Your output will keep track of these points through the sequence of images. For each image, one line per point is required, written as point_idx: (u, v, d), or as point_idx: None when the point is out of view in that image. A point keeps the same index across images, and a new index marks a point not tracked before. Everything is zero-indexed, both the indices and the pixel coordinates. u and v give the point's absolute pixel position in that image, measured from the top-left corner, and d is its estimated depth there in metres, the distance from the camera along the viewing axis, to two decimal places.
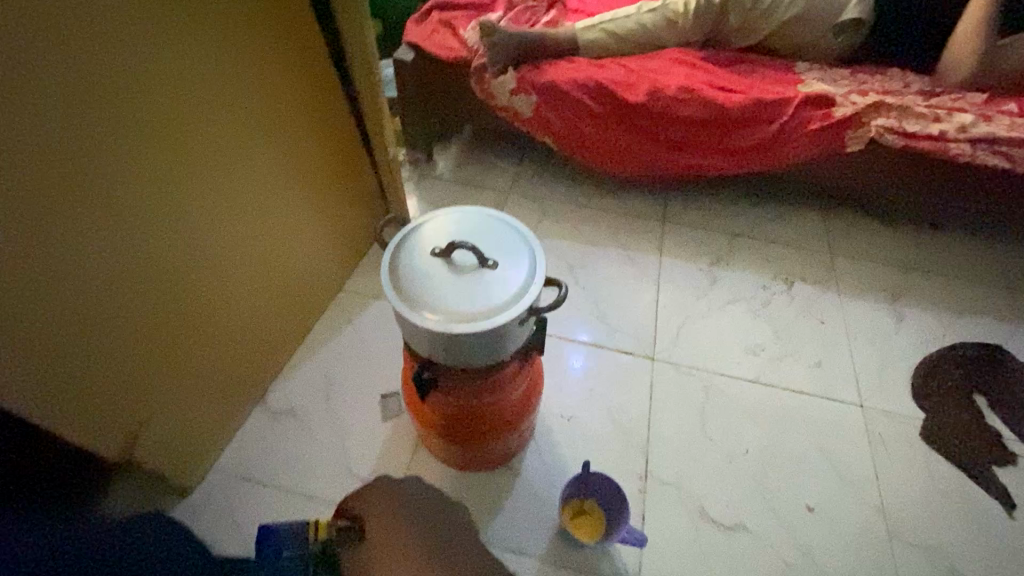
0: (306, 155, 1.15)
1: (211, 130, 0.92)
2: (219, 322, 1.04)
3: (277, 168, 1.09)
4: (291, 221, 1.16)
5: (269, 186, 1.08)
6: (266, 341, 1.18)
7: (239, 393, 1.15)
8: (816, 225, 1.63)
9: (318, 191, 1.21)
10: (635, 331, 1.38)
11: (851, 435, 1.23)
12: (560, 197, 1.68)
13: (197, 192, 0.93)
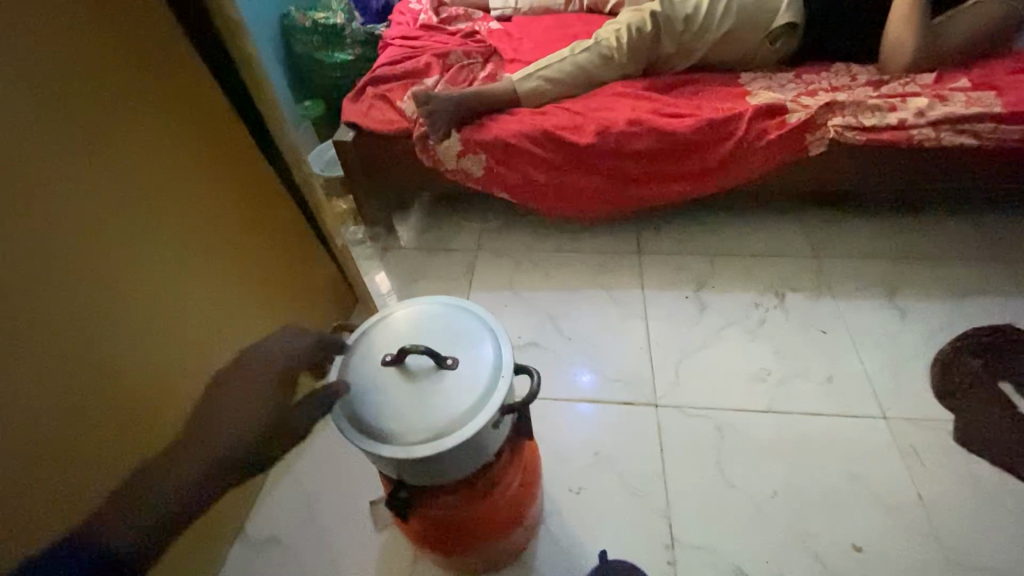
0: (260, 261, 1.07)
1: (139, 253, 0.81)
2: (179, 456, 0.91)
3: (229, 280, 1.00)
4: (246, 327, 1.05)
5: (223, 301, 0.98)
6: None
7: (213, 532, 1.03)
8: (794, 230, 1.57)
9: (277, 295, 1.12)
10: (633, 378, 1.29)
11: (882, 453, 1.14)
12: (530, 247, 1.62)
13: (131, 323, 0.80)
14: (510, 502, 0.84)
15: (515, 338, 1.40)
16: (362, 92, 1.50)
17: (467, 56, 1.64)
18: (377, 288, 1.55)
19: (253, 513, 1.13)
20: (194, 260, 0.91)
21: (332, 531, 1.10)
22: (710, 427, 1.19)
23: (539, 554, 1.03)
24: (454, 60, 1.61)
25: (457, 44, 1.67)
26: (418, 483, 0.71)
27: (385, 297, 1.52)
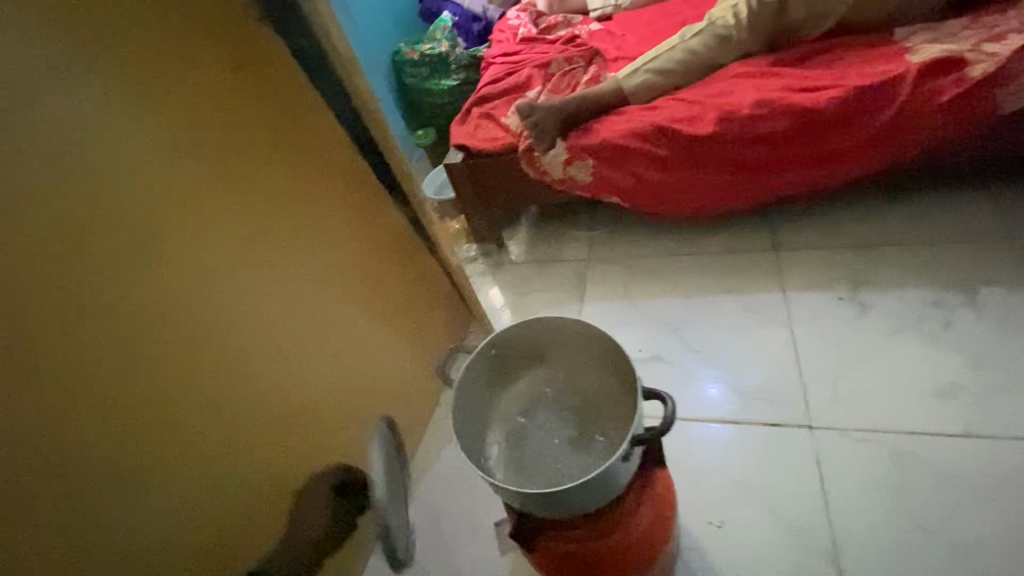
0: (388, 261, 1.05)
1: (265, 280, 0.82)
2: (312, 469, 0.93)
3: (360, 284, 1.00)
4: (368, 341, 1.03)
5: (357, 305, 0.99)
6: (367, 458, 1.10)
7: (355, 541, 1.09)
8: (983, 209, 1.28)
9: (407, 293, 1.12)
10: (776, 394, 1.13)
11: None
12: (647, 252, 1.52)
13: (266, 331, 0.83)
14: (643, 538, 0.76)
15: (636, 351, 1.31)
16: (468, 113, 1.53)
17: (568, 62, 1.60)
18: (492, 304, 1.55)
19: None
20: (318, 280, 0.91)
21: (461, 551, 1.10)
22: (883, 454, 0.99)
23: None
24: (555, 68, 1.59)
25: (557, 51, 1.63)
26: (543, 515, 0.66)
27: (500, 312, 1.53)
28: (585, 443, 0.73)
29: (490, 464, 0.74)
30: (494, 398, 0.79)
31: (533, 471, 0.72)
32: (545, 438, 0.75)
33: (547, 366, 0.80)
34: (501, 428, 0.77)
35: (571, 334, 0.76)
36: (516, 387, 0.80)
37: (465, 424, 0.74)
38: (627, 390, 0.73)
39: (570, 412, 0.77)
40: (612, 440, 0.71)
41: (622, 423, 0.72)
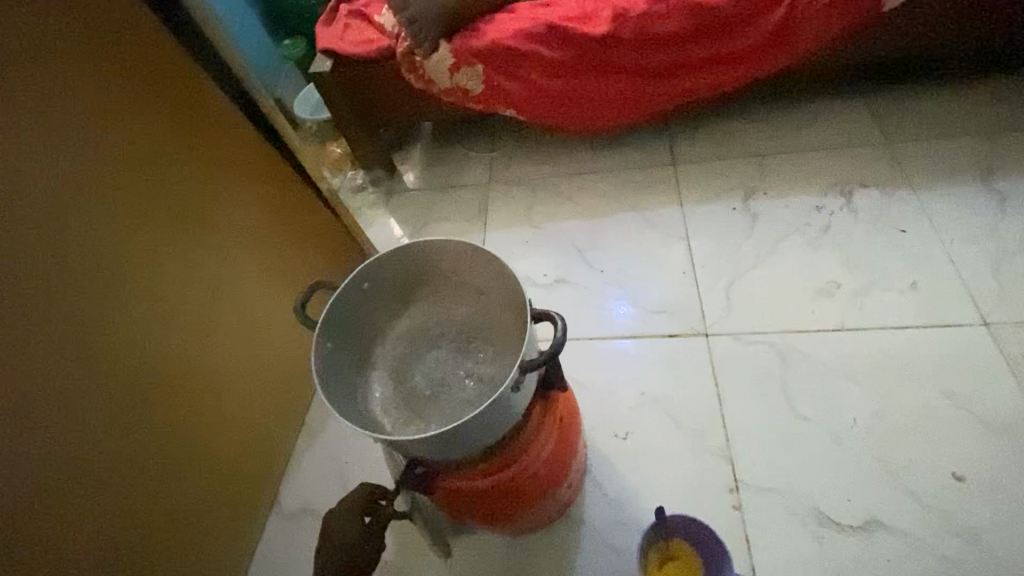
0: (242, 205, 0.94)
1: (74, 236, 0.69)
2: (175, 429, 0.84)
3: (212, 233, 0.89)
4: (226, 282, 0.92)
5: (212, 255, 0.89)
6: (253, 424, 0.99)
7: (247, 506, 0.98)
8: (860, 115, 1.32)
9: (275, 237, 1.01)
10: (676, 306, 1.14)
11: (985, 366, 0.96)
12: (549, 172, 1.44)
13: (92, 295, 0.72)
14: (547, 460, 0.72)
15: (541, 277, 1.26)
16: (335, 12, 1.30)
17: None
18: (387, 236, 1.42)
19: (283, 486, 1.07)
20: (155, 222, 0.79)
21: None
22: (770, 354, 1.04)
23: (587, 508, 0.94)
24: None
25: None
26: (433, 457, 0.61)
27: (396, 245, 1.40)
28: (476, 375, 0.65)
29: (375, 413, 0.65)
30: (373, 339, 0.69)
31: (423, 413, 0.64)
32: (434, 375, 0.67)
33: (430, 295, 0.70)
34: (385, 370, 0.68)
35: (448, 256, 0.66)
36: (397, 323, 0.70)
37: (336, 374, 0.64)
38: (514, 310, 0.65)
39: (458, 343, 0.68)
40: (502, 368, 0.64)
41: (514, 349, 0.65)
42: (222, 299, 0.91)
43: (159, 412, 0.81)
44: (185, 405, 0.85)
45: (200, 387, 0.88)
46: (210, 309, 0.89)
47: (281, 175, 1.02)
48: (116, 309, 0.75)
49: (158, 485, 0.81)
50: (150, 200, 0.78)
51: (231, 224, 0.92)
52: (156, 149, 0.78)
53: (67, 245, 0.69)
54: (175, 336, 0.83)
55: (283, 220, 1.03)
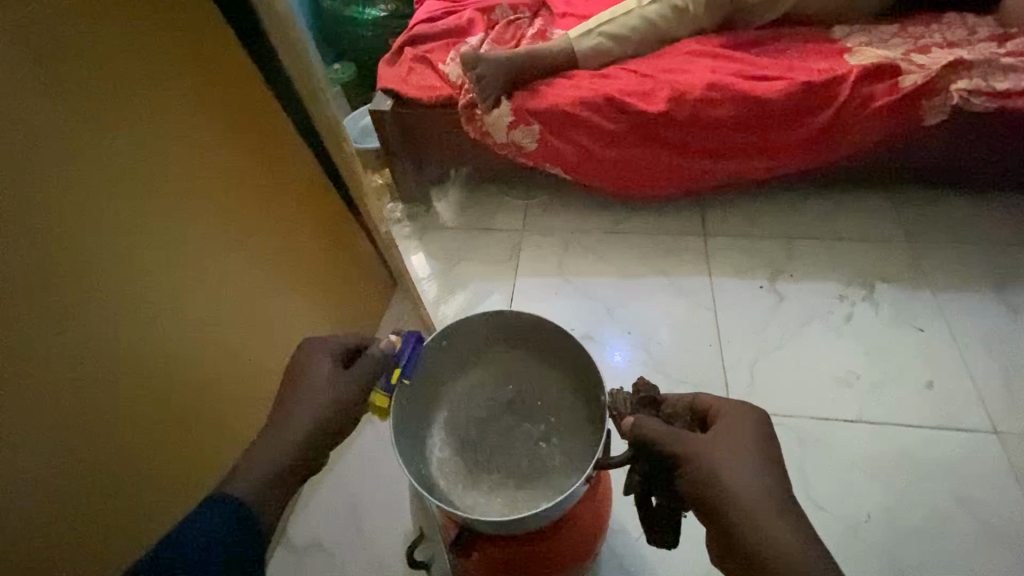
0: (291, 217, 0.94)
1: (148, 225, 0.68)
2: (175, 432, 0.78)
3: (260, 237, 0.88)
4: (272, 311, 0.93)
5: (255, 261, 0.88)
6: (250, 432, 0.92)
7: None
8: (883, 211, 1.39)
9: (316, 256, 1.02)
10: (699, 377, 1.18)
11: (993, 474, 1.00)
12: (582, 226, 1.48)
13: (150, 287, 0.70)
14: (583, 529, 0.74)
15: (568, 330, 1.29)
16: (400, 53, 1.35)
17: (513, 11, 1.45)
18: (417, 271, 1.44)
19: (292, 520, 1.06)
20: (216, 221, 0.79)
21: (381, 535, 1.04)
22: (790, 437, 1.07)
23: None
24: (500, 16, 1.43)
25: None
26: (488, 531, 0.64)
27: (425, 281, 1.42)
28: (539, 448, 0.69)
29: (437, 484, 0.67)
30: (428, 407, 0.72)
31: (487, 486, 0.67)
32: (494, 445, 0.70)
33: (483, 364, 0.75)
34: (444, 436, 0.71)
35: (508, 329, 0.72)
36: (450, 393, 0.74)
37: (404, 433, 0.67)
38: (567, 381, 0.73)
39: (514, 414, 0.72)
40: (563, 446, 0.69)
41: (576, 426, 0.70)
42: (269, 327, 0.93)
43: (197, 439, 0.82)
44: (196, 415, 0.81)
45: (220, 386, 0.85)
46: (256, 339, 0.90)
47: (330, 201, 1.03)
48: (171, 343, 0.75)
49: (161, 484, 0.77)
50: (214, 234, 0.79)
51: (283, 253, 0.94)
52: (224, 185, 0.79)
53: (124, 265, 0.66)
54: (221, 365, 0.84)
55: (328, 247, 1.05)
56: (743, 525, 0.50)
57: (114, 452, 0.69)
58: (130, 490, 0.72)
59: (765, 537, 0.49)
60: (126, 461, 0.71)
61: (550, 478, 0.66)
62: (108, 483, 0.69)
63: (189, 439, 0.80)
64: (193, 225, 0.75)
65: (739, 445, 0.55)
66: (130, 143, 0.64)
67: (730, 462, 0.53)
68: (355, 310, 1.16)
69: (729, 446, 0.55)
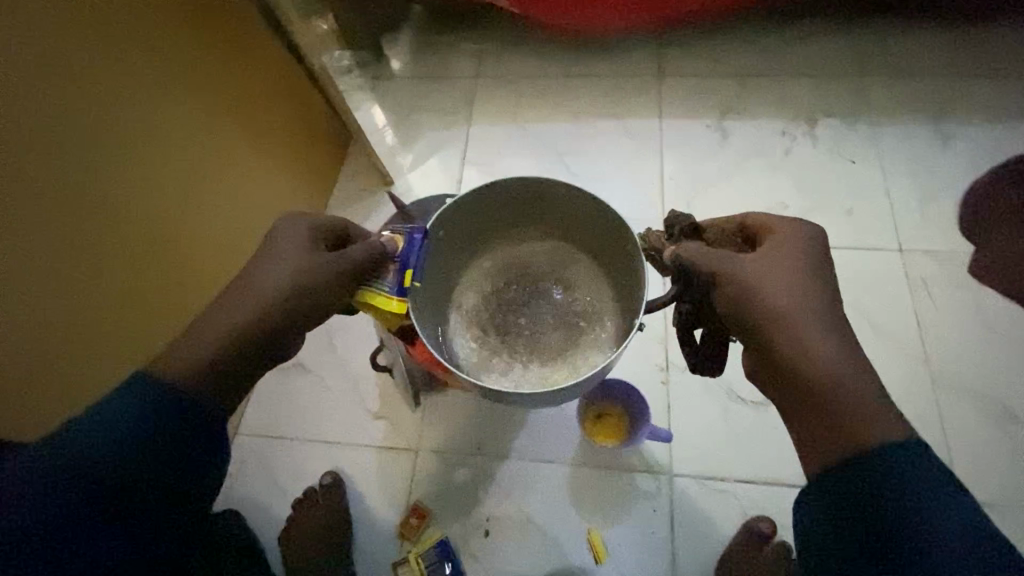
0: (236, 68, 0.98)
1: (101, 79, 0.76)
2: (171, 264, 0.93)
3: (213, 89, 0.94)
4: (245, 179, 1.06)
5: (211, 112, 0.95)
6: (236, 265, 1.08)
7: None
8: (840, 45, 1.37)
9: (269, 106, 1.08)
10: (641, 214, 1.25)
11: (891, 284, 1.12)
12: (538, 70, 1.45)
13: (118, 137, 0.80)
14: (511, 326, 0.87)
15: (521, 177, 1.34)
16: None
17: None
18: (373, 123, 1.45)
19: None
20: (166, 74, 0.85)
21: (350, 354, 1.18)
22: None
23: None
24: None
25: None
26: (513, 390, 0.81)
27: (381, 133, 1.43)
28: (557, 324, 0.86)
29: (470, 365, 0.84)
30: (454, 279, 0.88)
31: (518, 346, 0.84)
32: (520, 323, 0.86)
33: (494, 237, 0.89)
34: (473, 298, 0.89)
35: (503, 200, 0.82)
36: (472, 265, 0.89)
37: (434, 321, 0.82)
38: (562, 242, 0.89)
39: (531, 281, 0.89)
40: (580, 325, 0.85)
41: (600, 307, 0.86)
42: (247, 192, 1.07)
43: (195, 276, 0.99)
44: (187, 251, 0.96)
45: (204, 227, 0.99)
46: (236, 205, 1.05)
47: (275, 64, 1.09)
48: (162, 216, 0.90)
49: (169, 306, 0.95)
50: (178, 115, 0.89)
51: (245, 126, 1.03)
52: (177, 67, 0.87)
53: (90, 116, 0.75)
54: (213, 228, 1.01)
55: (283, 113, 1.13)
56: (786, 347, 0.56)
57: (124, 279, 0.86)
58: (144, 308, 0.90)
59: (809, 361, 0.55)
60: (138, 285, 0.88)
61: (560, 335, 0.85)
62: (125, 301, 0.87)
63: (186, 271, 0.97)
64: (144, 77, 0.82)
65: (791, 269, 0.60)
66: (74, 37, 0.71)
67: (779, 283, 0.58)
68: (306, 156, 1.24)
69: (783, 275, 0.59)
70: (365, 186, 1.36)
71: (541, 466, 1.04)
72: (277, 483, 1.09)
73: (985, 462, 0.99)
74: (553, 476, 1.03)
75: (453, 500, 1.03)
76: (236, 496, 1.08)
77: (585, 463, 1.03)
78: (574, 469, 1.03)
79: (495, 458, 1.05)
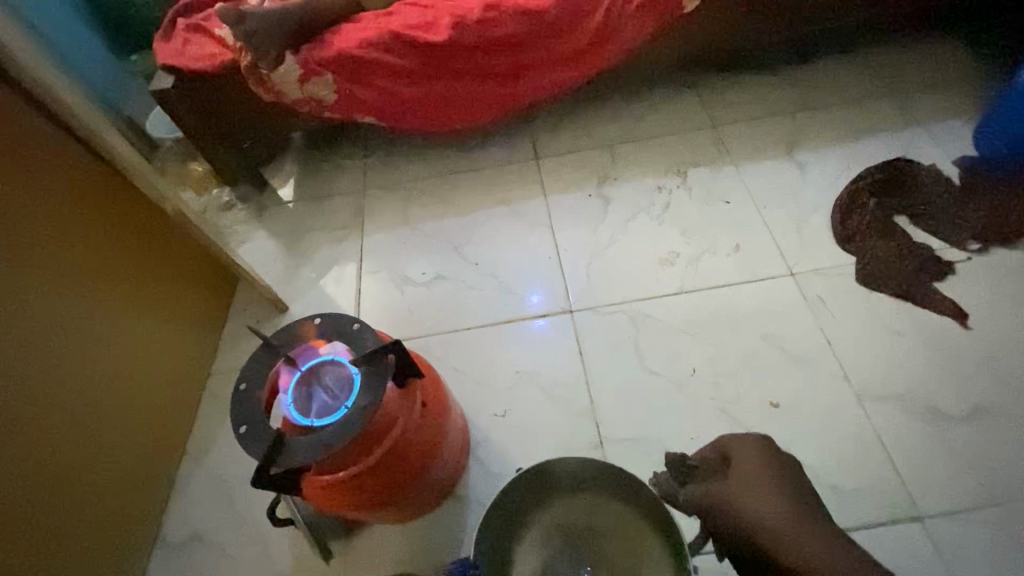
0: (76, 226, 0.97)
1: None
2: (27, 445, 0.85)
3: (51, 252, 0.92)
4: (125, 332, 1.04)
5: (53, 274, 0.92)
6: (111, 426, 0.99)
7: (133, 532, 1.00)
8: (689, 103, 1.50)
9: (125, 253, 1.06)
10: (545, 290, 1.24)
11: (793, 308, 1.14)
12: (423, 173, 1.49)
13: None
14: (412, 439, 0.78)
15: (420, 276, 1.32)
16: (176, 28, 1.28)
17: None
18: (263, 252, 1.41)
19: (166, 515, 1.06)
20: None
21: (255, 510, 1.04)
22: (624, 322, 1.16)
23: (470, 483, 1.01)
24: None
25: None
26: None
27: (272, 260, 1.39)
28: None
29: None
30: (508, 553, 0.82)
31: None
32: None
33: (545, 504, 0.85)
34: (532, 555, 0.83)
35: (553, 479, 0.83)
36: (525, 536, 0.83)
37: None
38: (600, 494, 0.84)
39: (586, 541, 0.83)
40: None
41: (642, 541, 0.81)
42: (113, 345, 1.02)
43: (59, 451, 0.90)
44: (45, 424, 0.88)
45: (64, 393, 0.92)
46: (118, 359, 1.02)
47: (143, 213, 1.12)
48: (28, 391, 0.86)
49: (30, 493, 0.85)
50: (32, 286, 0.88)
51: (120, 277, 1.04)
52: (24, 240, 0.88)
53: None
54: (75, 391, 0.94)
55: (162, 257, 1.15)
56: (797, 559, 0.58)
57: None
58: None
59: (786, 548, 0.59)
60: None
61: None
62: None
63: (47, 448, 0.88)
64: None
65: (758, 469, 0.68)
66: None
67: (752, 491, 0.66)
68: (187, 296, 1.19)
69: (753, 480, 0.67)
70: (259, 317, 1.29)
71: None
72: None
73: (931, 468, 0.96)
74: None
75: None
76: None
77: None
78: None
79: None
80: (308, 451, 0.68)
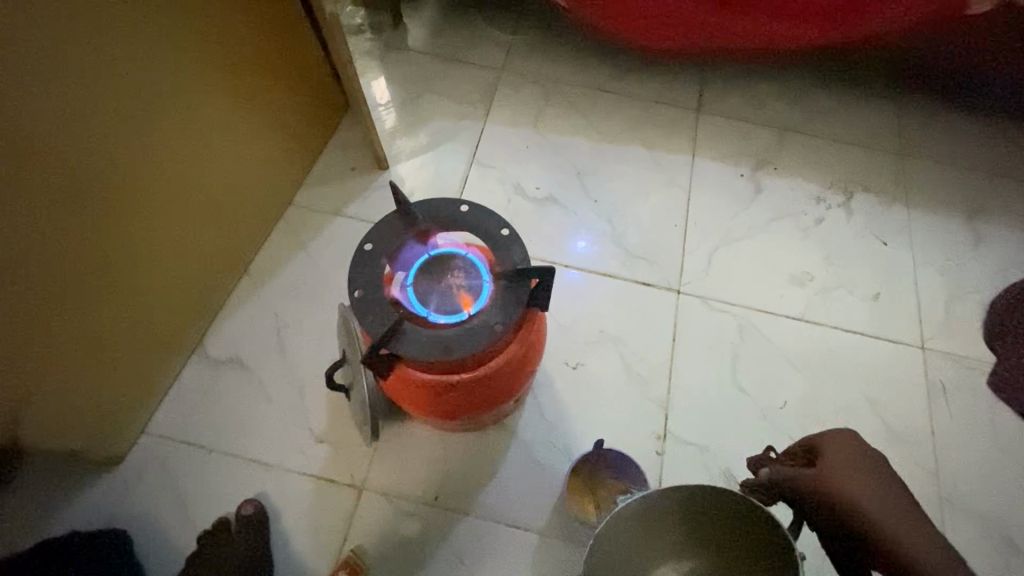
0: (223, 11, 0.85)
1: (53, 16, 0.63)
2: (123, 234, 0.80)
3: (194, 36, 0.81)
4: (228, 147, 0.94)
5: (190, 63, 0.82)
6: (197, 233, 0.93)
7: (184, 334, 0.97)
8: (885, 118, 1.30)
9: (257, 57, 0.94)
10: (659, 256, 1.13)
11: (909, 385, 1.04)
12: (570, 78, 1.32)
13: (70, 90, 0.67)
14: (510, 371, 0.71)
15: (533, 190, 1.19)
16: None
17: None
18: (377, 95, 1.28)
19: (212, 327, 1.02)
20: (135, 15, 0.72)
21: (301, 359, 1.00)
22: (732, 325, 1.06)
23: (522, 423, 0.96)
24: None
25: None
26: None
27: (383, 108, 1.27)
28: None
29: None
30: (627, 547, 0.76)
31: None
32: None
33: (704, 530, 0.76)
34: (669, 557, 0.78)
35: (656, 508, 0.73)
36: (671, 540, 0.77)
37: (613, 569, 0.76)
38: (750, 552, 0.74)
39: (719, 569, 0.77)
40: None
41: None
42: (220, 154, 0.93)
43: (146, 247, 0.85)
44: (144, 218, 0.83)
45: (167, 191, 0.86)
46: (213, 172, 0.93)
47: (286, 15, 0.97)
48: (132, 179, 0.79)
49: (113, 278, 0.81)
50: (157, 64, 0.77)
51: (245, 80, 0.93)
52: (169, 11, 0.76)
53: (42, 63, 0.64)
54: (177, 192, 0.87)
55: (284, 75, 1.01)
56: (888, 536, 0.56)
57: (68, 252, 0.73)
58: (87, 285, 0.77)
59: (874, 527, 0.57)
60: (82, 257, 0.76)
61: None
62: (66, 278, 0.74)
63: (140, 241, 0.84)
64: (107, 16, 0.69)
65: (862, 478, 0.60)
66: None
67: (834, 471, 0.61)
68: (297, 118, 1.08)
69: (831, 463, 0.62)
70: (354, 164, 1.18)
71: (505, 528, 0.89)
72: (186, 501, 0.90)
73: None
74: (518, 543, 0.88)
75: (398, 558, 0.87)
76: (137, 506, 0.90)
77: (555, 534, 0.89)
78: (543, 539, 0.89)
79: (452, 511, 0.90)
80: (425, 347, 0.61)
